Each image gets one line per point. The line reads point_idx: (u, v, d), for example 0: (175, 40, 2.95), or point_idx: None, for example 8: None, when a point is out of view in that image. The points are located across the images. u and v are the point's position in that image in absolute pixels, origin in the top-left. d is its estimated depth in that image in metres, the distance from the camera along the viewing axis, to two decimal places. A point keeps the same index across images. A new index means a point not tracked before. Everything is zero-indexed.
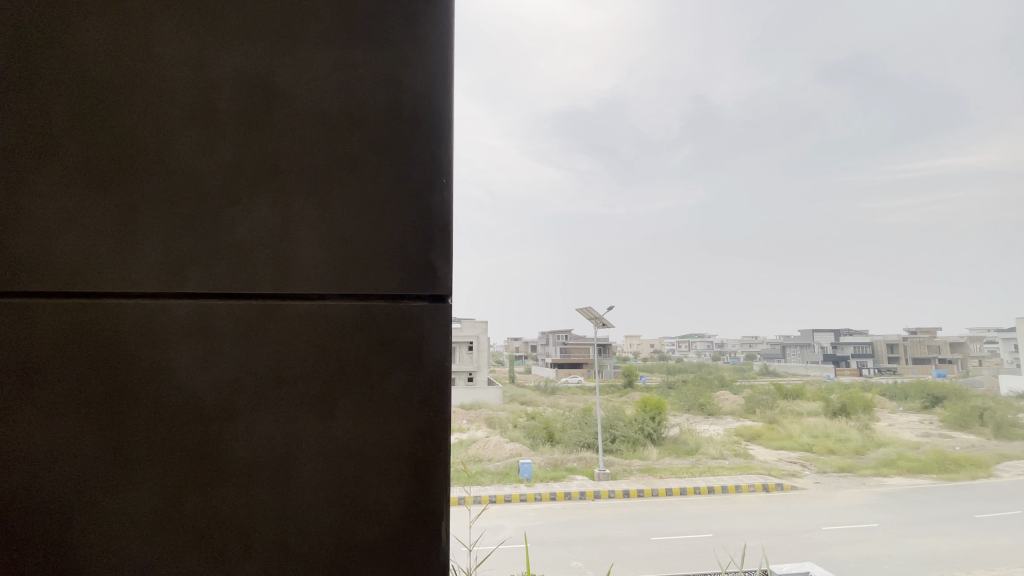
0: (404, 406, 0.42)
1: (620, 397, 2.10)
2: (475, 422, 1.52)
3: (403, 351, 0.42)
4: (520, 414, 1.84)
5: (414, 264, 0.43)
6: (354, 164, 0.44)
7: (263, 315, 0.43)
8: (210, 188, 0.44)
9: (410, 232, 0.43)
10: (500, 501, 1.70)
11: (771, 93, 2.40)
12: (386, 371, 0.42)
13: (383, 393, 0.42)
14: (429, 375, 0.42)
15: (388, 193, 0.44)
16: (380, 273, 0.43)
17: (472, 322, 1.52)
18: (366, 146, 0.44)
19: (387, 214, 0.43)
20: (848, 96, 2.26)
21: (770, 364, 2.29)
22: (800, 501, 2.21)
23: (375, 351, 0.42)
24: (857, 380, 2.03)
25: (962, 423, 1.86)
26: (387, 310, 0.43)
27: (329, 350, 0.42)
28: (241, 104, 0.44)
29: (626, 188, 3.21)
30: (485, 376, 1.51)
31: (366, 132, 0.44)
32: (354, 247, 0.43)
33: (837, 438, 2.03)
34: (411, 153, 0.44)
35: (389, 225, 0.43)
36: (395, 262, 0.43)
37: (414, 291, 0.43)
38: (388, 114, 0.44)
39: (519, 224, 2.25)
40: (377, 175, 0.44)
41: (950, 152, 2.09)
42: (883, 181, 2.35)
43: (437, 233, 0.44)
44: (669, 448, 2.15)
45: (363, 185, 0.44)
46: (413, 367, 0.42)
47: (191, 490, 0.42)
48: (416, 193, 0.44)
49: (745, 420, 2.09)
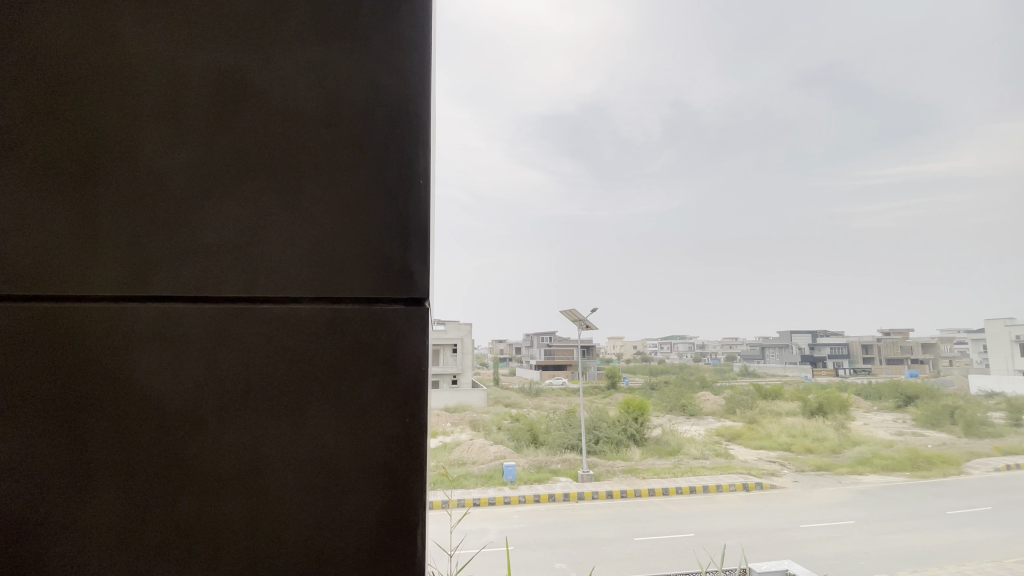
0: (381, 431, 0.31)
1: (603, 398, 2.12)
2: (460, 424, 1.57)
3: (382, 361, 0.31)
4: (504, 416, 1.94)
5: (386, 274, 0.33)
6: (324, 160, 0.33)
7: (195, 327, 0.32)
8: (136, 195, 0.33)
9: (381, 245, 0.33)
10: (484, 504, 1.74)
11: (749, 99, 2.48)
12: (358, 386, 0.31)
13: (356, 414, 0.31)
14: (414, 390, 0.32)
15: (362, 196, 0.33)
16: (341, 259, 0.33)
17: (456, 324, 1.49)
18: (341, 142, 0.33)
19: (361, 223, 0.33)
20: (823, 102, 2.35)
21: (750, 364, 2.36)
22: (778, 500, 2.16)
23: (334, 357, 0.31)
24: (833, 380, 2.13)
25: (933, 421, 1.98)
26: (359, 318, 0.32)
27: (286, 362, 0.31)
28: (183, 91, 0.34)
29: (610, 191, 3.00)
30: (469, 377, 1.59)
31: (343, 124, 0.34)
32: (314, 265, 0.33)
33: (814, 437, 2.14)
34: (397, 147, 0.33)
35: (359, 241, 0.33)
36: (362, 272, 0.33)
37: (385, 293, 0.33)
38: (366, 102, 0.34)
39: (504, 227, 2.25)
40: (351, 173, 0.33)
41: (920, 158, 2.22)
42: (853, 186, 2.43)
43: (414, 245, 0.33)
44: (652, 448, 2.14)
45: (334, 185, 0.33)
46: (385, 378, 0.31)
47: (87, 545, 0.31)
48: (395, 195, 0.33)
49: (725, 420, 2.18)
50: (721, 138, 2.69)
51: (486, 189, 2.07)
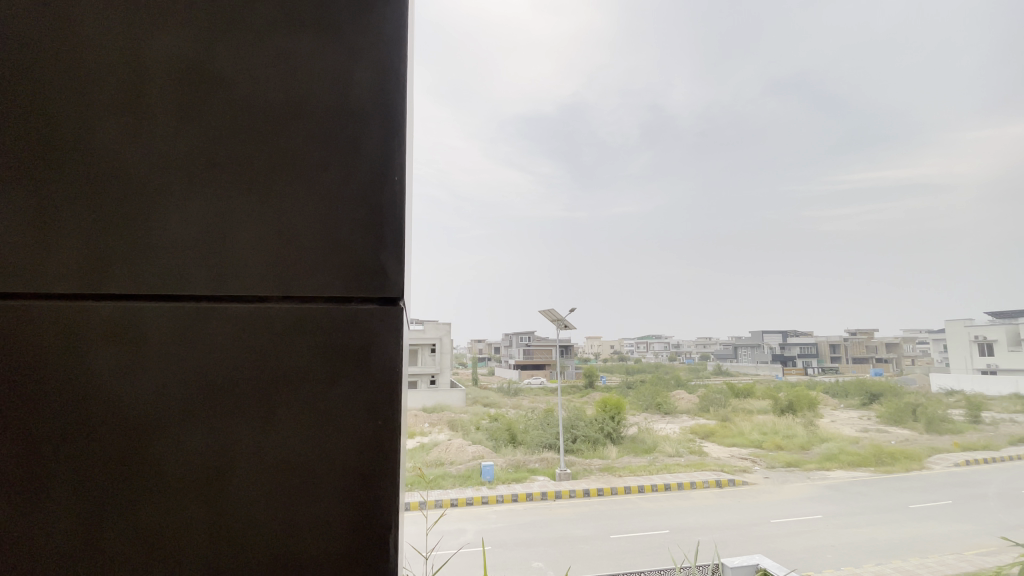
0: (347, 461, 0.21)
1: (580, 397, 2.15)
2: (437, 424, 1.50)
3: (351, 363, 0.21)
4: (482, 415, 1.87)
5: (350, 291, 0.22)
6: (288, 150, 0.23)
7: (87, 325, 0.21)
8: (23, 187, 0.22)
9: (345, 260, 0.22)
10: (461, 504, 1.70)
11: (724, 104, 2.59)
12: (319, 394, 0.21)
13: (315, 435, 0.21)
14: (391, 396, 0.22)
15: (333, 194, 0.23)
16: (294, 227, 0.22)
17: (434, 323, 1.46)
18: (314, 129, 0.23)
19: (324, 233, 0.22)
20: (794, 105, 2.41)
21: (723, 364, 2.46)
22: (750, 496, 2.15)
23: (282, 354, 0.21)
24: (802, 379, 2.20)
25: (897, 418, 2.03)
26: (316, 316, 0.22)
27: (220, 360, 0.21)
28: (109, 63, 0.23)
29: (589, 193, 3.03)
30: (447, 378, 1.53)
31: (319, 106, 0.23)
32: (251, 291, 0.22)
33: (785, 435, 2.19)
34: (386, 139, 0.23)
35: (318, 257, 0.22)
36: (312, 287, 0.22)
37: (353, 295, 0.22)
38: (346, 82, 0.24)
39: (480, 227, 2.19)
40: (320, 166, 0.23)
41: (881, 165, 2.29)
42: (823, 191, 2.48)
43: (389, 257, 0.23)
44: (628, 447, 2.19)
45: (298, 178, 0.23)
46: (357, 389, 0.21)
47: None
48: (370, 199, 0.23)
49: (699, 418, 2.27)
50: (697, 141, 2.77)
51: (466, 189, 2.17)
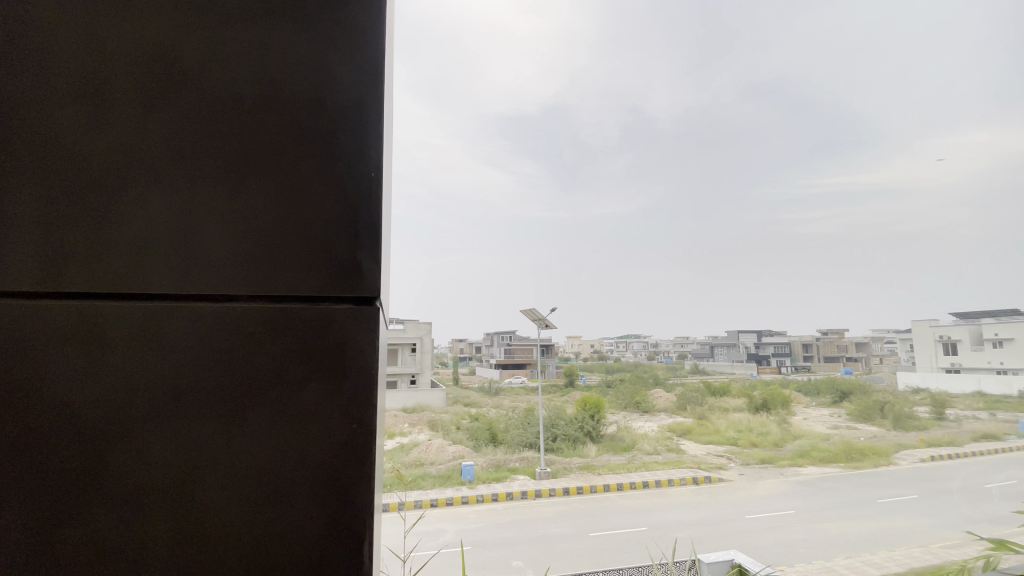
0: (312, 503, 0.16)
1: (559, 397, 2.32)
2: (416, 425, 1.44)
3: (318, 372, 0.16)
4: (464, 415, 1.92)
5: (317, 278, 0.17)
6: (238, 97, 0.17)
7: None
8: None
9: (309, 237, 0.17)
10: (442, 504, 1.65)
11: (702, 108, 2.63)
12: (275, 412, 0.16)
13: (269, 469, 0.16)
14: (370, 414, 0.16)
15: (295, 154, 0.17)
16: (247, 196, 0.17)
17: (415, 323, 1.46)
18: (271, 71, 0.18)
19: (284, 204, 0.17)
20: (769, 111, 2.46)
21: (701, 364, 2.72)
22: (726, 493, 2.15)
23: (231, 361, 0.16)
24: (776, 378, 2.41)
25: (866, 415, 2.12)
26: (273, 312, 0.16)
27: (142, 373, 0.16)
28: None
29: (571, 194, 3.20)
30: (428, 378, 1.52)
31: (276, 41, 0.18)
32: (186, 283, 0.16)
33: (759, 431, 2.33)
34: (364, 85, 0.18)
35: (274, 238, 0.17)
36: (266, 270, 0.17)
37: (324, 291, 0.17)
38: (312, 13, 0.18)
39: (463, 225, 2.14)
40: (278, 120, 0.17)
41: (858, 169, 2.32)
42: (798, 194, 2.62)
43: (366, 235, 0.17)
44: (607, 445, 2.29)
45: (251, 138, 0.17)
46: (329, 404, 0.16)
47: None
48: (342, 159, 0.17)
49: (677, 416, 2.46)
50: (675, 143, 2.85)
51: (448, 187, 2.12)
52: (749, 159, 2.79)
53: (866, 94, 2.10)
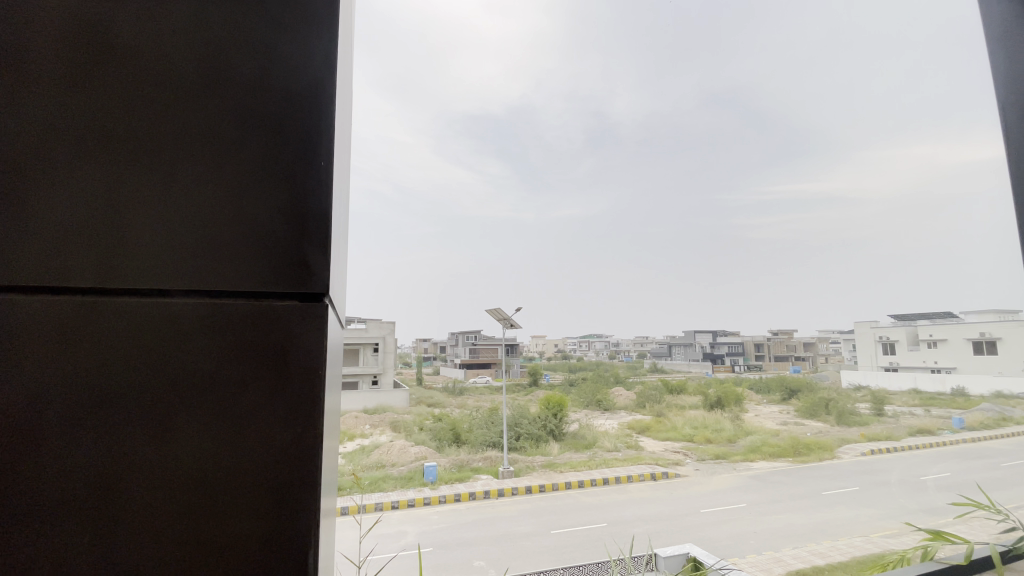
0: (258, 464, 0.20)
1: (524, 396, 2.27)
2: (379, 426, 1.38)
3: (271, 365, 0.20)
4: (426, 416, 1.71)
5: (269, 281, 0.21)
6: (199, 133, 0.21)
7: None
8: None
9: (264, 251, 0.21)
10: (404, 506, 1.47)
11: (663, 114, 2.75)
12: (233, 398, 0.20)
13: (222, 434, 0.20)
14: (308, 396, 0.21)
15: (249, 185, 0.21)
16: (208, 222, 0.21)
17: (377, 322, 1.32)
18: (228, 114, 0.22)
19: (237, 225, 0.21)
20: (728, 119, 2.65)
21: (659, 362, 2.86)
22: (682, 489, 2.18)
23: (197, 355, 0.20)
24: (730, 375, 2.68)
25: (812, 412, 2.31)
26: (230, 313, 0.20)
27: (117, 364, 0.19)
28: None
29: (536, 196, 3.12)
30: (391, 378, 1.41)
31: (232, 89, 0.22)
32: (149, 283, 0.20)
33: (713, 428, 2.49)
34: (308, 128, 0.22)
35: (231, 253, 0.21)
36: (228, 278, 0.21)
37: (276, 288, 0.21)
38: (264, 66, 0.22)
39: (429, 224, 2.01)
40: (236, 160, 0.21)
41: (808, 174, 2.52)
42: (752, 200, 2.84)
43: (310, 250, 0.21)
44: (569, 443, 2.27)
45: (212, 171, 0.21)
46: (278, 390, 0.20)
47: None
48: (293, 192, 0.22)
49: (636, 414, 2.53)
50: (638, 148, 3.02)
51: (423, 186, 2.01)
52: (715, 162, 2.91)
53: (811, 108, 2.22)
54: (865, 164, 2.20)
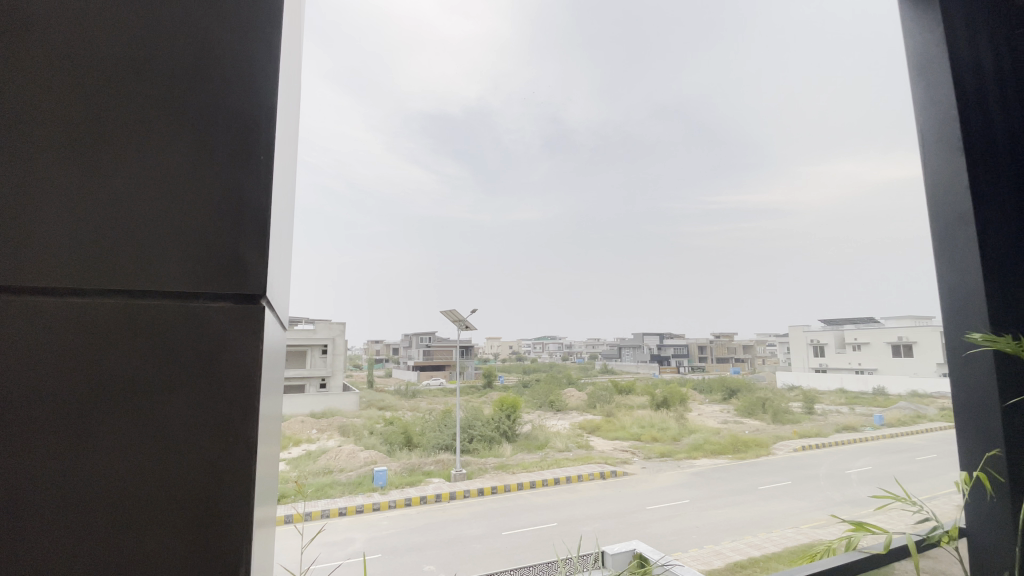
0: (182, 480, 0.18)
1: (478, 397, 2.09)
2: (327, 430, 1.30)
3: (197, 373, 0.19)
4: (378, 420, 1.57)
5: (201, 278, 0.20)
6: (125, 122, 0.19)
7: None
8: None
9: (196, 248, 0.20)
10: (352, 513, 1.41)
11: (616, 123, 2.99)
12: (154, 410, 0.18)
13: (141, 451, 0.18)
14: (243, 406, 0.19)
15: (179, 178, 0.20)
16: (131, 219, 0.19)
17: (326, 322, 1.21)
18: (158, 101, 0.20)
19: (167, 222, 0.19)
20: (677, 130, 2.85)
21: (608, 363, 2.86)
22: (627, 485, 2.23)
23: (116, 361, 0.18)
24: (675, 376, 2.69)
25: (750, 411, 2.41)
26: (156, 315, 0.19)
27: (21, 372, 0.17)
28: None
29: (492, 197, 3.02)
30: (340, 381, 1.30)
31: (164, 75, 0.20)
32: (64, 284, 0.19)
33: (659, 427, 2.53)
34: (250, 120, 0.21)
35: (155, 249, 0.19)
36: (156, 279, 0.19)
37: (211, 288, 0.20)
38: (201, 53, 0.21)
39: (387, 224, 1.95)
40: (163, 151, 0.20)
41: (740, 188, 2.89)
42: (696, 210, 3.10)
43: (246, 249, 0.20)
44: (522, 444, 2.20)
45: (136, 165, 0.19)
46: (206, 400, 0.19)
47: None
48: (227, 187, 0.20)
49: (587, 413, 2.55)
50: (591, 156, 3.30)
51: (384, 187, 1.91)
52: (659, 174, 3.15)
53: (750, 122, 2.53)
54: (799, 178, 2.39)
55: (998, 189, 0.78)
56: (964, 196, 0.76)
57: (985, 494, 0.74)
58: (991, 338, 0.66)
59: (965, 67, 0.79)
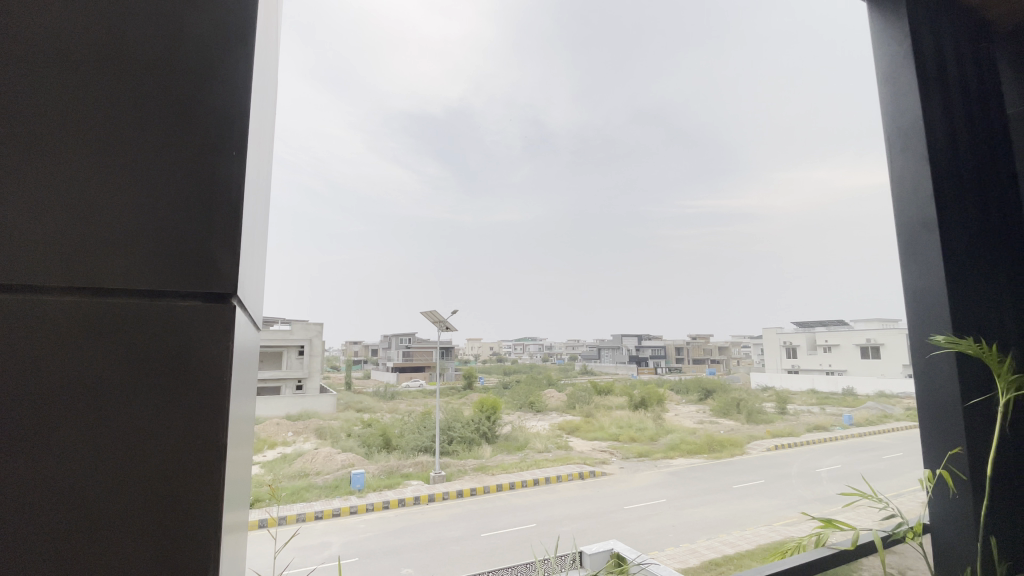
0: (117, 547, 0.13)
1: (459, 398, 2.11)
2: (302, 432, 1.25)
3: (144, 401, 0.14)
4: (355, 422, 1.54)
5: (153, 268, 0.14)
6: (37, 46, 0.14)
7: None
8: None
9: (142, 229, 0.14)
10: (327, 516, 1.40)
11: (596, 127, 3.20)
12: (78, 452, 0.13)
13: (55, 513, 0.13)
14: (210, 440, 0.14)
15: (119, 129, 0.14)
16: (47, 184, 0.14)
17: (304, 322, 1.15)
18: (90, 26, 0.14)
19: (102, 191, 0.14)
20: (654, 136, 3.07)
21: (589, 364, 2.93)
22: (608, 486, 2.21)
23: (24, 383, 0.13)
24: (653, 378, 2.77)
25: (724, 411, 2.55)
26: (90, 318, 0.14)
27: None
28: None
29: (474, 199, 3.04)
30: (315, 384, 1.21)
31: None
32: None
33: (637, 428, 2.54)
34: (220, 69, 0.16)
35: (83, 227, 0.14)
36: (84, 269, 0.14)
37: (163, 284, 0.14)
38: None
39: (365, 224, 1.91)
40: (98, 94, 0.14)
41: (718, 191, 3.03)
42: (673, 214, 3.26)
43: (215, 234, 0.15)
44: (502, 445, 2.19)
45: (57, 111, 0.14)
46: (156, 435, 0.14)
47: None
48: (189, 152, 0.15)
49: (567, 414, 2.55)
50: (571, 158, 3.46)
51: (366, 186, 1.90)
52: (635, 175, 3.41)
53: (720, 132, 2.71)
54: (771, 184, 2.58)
55: (962, 199, 0.81)
56: (928, 204, 0.79)
57: (947, 492, 0.77)
58: (954, 341, 0.69)
59: (931, 79, 0.82)
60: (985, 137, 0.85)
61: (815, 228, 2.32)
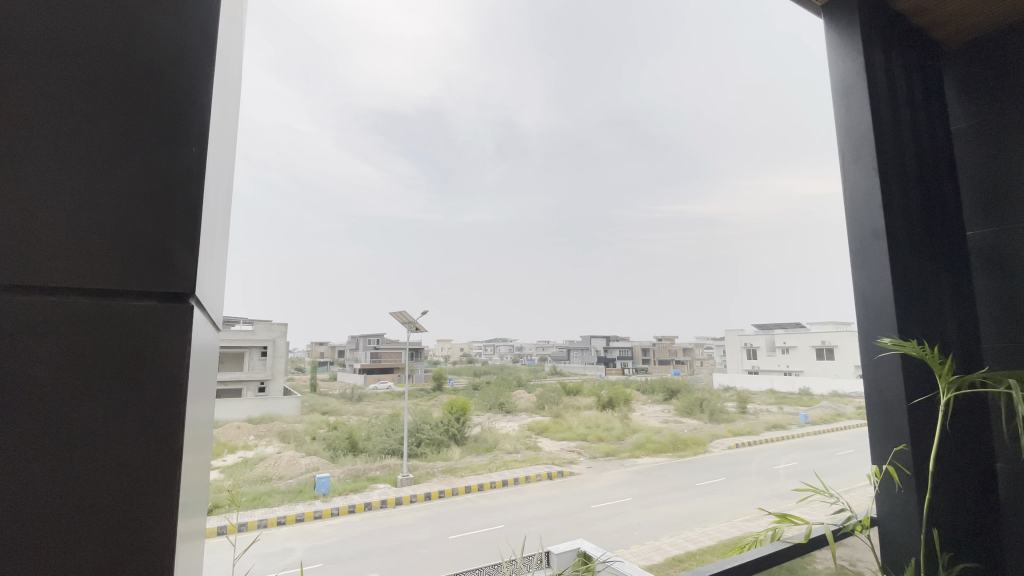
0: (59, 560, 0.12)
1: (427, 400, 2.09)
2: (264, 436, 1.20)
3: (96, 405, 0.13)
4: (320, 424, 1.45)
5: (105, 268, 0.14)
6: None
7: None
8: None
9: (93, 223, 0.13)
10: (290, 522, 1.33)
11: (568, 131, 3.36)
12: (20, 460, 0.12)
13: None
14: (167, 445, 0.14)
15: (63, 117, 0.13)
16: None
17: (267, 322, 1.08)
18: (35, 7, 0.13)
19: (47, 182, 0.13)
20: (624, 140, 3.27)
21: (557, 365, 2.98)
22: (575, 485, 2.21)
23: None
24: (620, 378, 2.86)
25: (689, 410, 2.68)
26: (34, 315, 0.13)
27: None
28: None
29: (446, 199, 3.02)
30: (280, 385, 1.16)
31: None
32: None
33: (605, 428, 2.61)
34: (179, 53, 0.15)
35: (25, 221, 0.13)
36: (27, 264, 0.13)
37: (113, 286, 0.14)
38: None
39: (332, 222, 1.88)
40: (41, 76, 0.13)
41: (686, 199, 3.11)
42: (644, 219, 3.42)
43: (171, 224, 0.14)
44: (470, 447, 2.17)
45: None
46: (112, 441, 0.13)
47: None
48: (145, 142, 0.14)
49: (536, 414, 2.59)
50: (542, 160, 3.56)
51: (328, 183, 1.88)
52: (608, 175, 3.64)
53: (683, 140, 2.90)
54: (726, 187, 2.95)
55: (909, 210, 0.85)
56: (878, 213, 0.83)
57: (893, 487, 0.81)
58: (900, 343, 0.72)
59: (881, 95, 0.86)
60: (929, 150, 0.91)
61: (777, 235, 2.42)
